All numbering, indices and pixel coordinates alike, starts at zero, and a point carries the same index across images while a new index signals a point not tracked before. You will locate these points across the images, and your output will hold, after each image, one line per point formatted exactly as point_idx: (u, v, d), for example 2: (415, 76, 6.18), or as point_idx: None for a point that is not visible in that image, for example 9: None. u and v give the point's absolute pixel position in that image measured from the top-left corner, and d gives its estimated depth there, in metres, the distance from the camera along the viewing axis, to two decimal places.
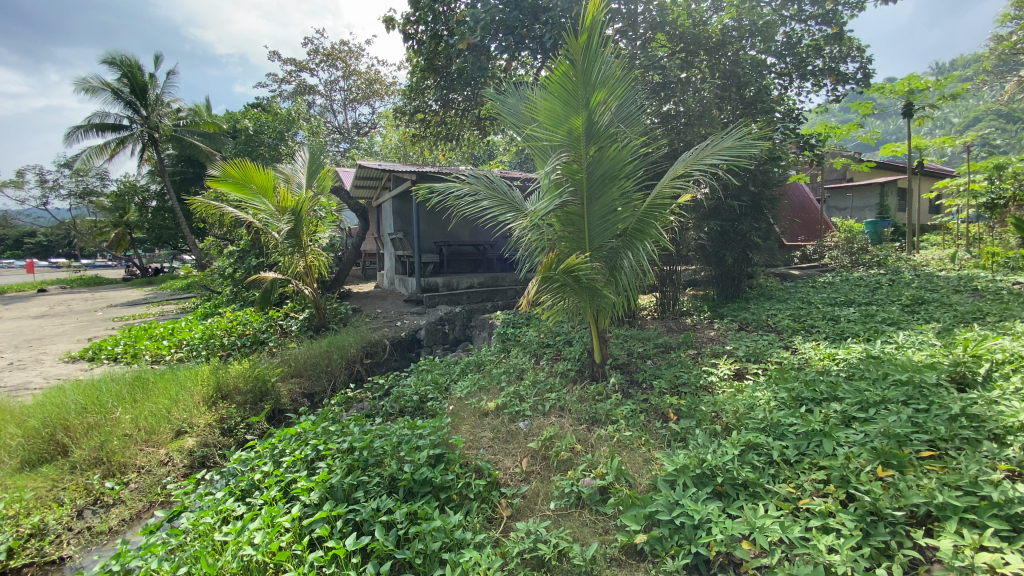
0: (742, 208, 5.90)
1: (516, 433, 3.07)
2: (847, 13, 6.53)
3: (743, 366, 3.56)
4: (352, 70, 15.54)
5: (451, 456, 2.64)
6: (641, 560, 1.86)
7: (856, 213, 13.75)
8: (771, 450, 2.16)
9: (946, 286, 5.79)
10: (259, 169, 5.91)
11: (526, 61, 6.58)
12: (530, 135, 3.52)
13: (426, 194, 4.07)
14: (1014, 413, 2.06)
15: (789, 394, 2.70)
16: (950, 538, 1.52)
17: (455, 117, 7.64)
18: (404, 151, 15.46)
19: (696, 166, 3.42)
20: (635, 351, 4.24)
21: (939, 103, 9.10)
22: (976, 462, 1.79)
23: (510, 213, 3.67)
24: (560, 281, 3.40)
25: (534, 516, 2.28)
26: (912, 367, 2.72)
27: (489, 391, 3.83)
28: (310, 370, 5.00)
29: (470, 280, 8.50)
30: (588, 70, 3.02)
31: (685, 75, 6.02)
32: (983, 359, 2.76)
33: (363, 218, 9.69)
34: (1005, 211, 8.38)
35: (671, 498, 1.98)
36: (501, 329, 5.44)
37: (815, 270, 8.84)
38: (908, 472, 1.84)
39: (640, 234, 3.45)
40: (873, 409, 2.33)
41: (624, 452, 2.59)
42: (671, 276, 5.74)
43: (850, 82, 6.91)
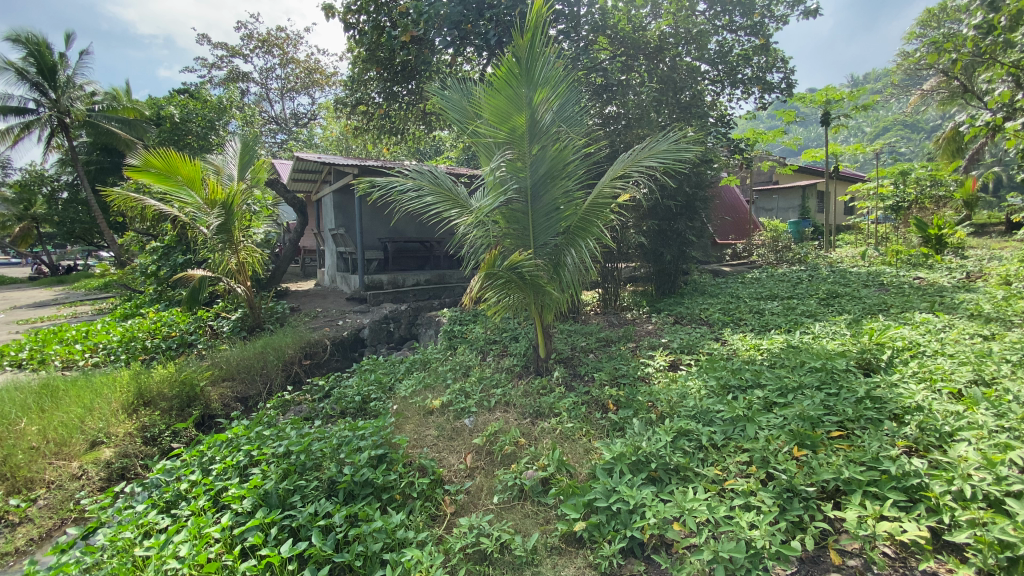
0: (678, 208, 6.17)
1: (461, 430, 3.06)
2: (772, 26, 6.95)
3: (677, 358, 3.73)
4: (289, 58, 14.78)
5: (394, 456, 2.59)
6: (579, 547, 1.92)
7: (780, 213, 14.77)
8: (700, 436, 2.28)
9: (857, 281, 6.36)
10: (185, 160, 5.53)
11: (471, 57, 6.52)
12: (474, 131, 3.50)
13: (367, 187, 3.95)
14: (910, 395, 2.30)
15: (718, 382, 2.87)
16: (856, 510, 1.65)
17: (399, 111, 7.48)
18: (346, 144, 14.99)
19: (634, 167, 3.53)
20: (578, 345, 4.35)
21: (853, 113, 9.89)
22: (878, 440, 1.97)
23: (455, 209, 3.63)
24: (504, 278, 3.41)
25: (477, 511, 2.29)
26: (825, 355, 2.96)
27: (434, 389, 3.79)
28: (243, 373, 4.75)
29: (416, 278, 8.37)
30: (530, 68, 3.05)
31: (625, 77, 6.23)
32: (886, 347, 3.05)
33: (302, 213, 9.29)
34: (908, 213, 9.43)
35: (608, 486, 2.04)
36: (446, 326, 5.39)
37: (744, 266, 9.41)
38: (820, 451, 2.00)
39: (582, 232, 3.51)
40: (791, 394, 2.52)
41: (565, 443, 2.64)
42: (613, 272, 6.06)
43: (775, 90, 7.35)
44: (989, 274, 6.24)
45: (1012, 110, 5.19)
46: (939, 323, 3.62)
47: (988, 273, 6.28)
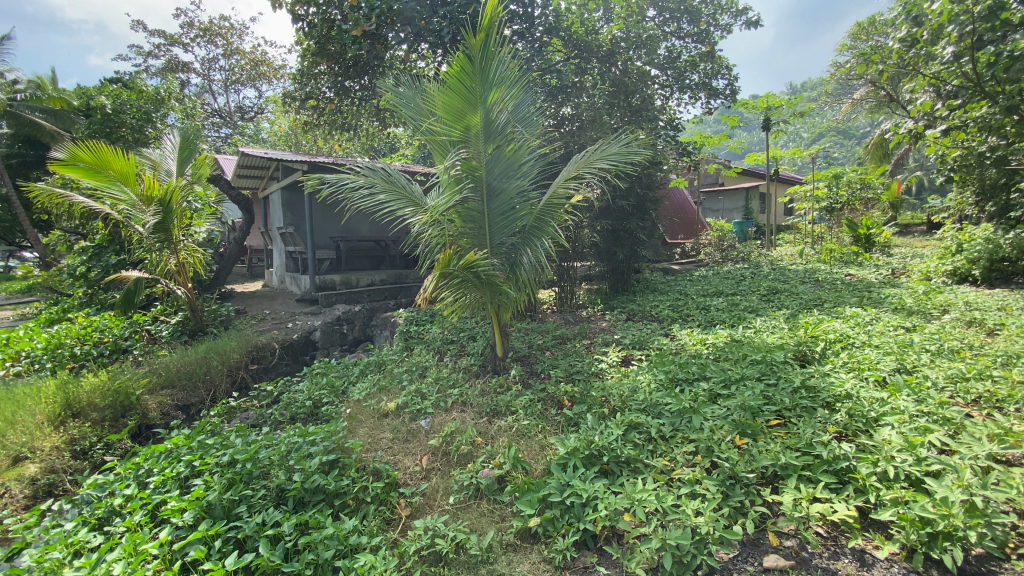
0: (630, 208, 6.33)
1: (417, 432, 3.02)
2: (717, 34, 7.25)
3: (629, 353, 3.84)
4: (233, 48, 14.09)
5: (346, 460, 2.53)
6: (534, 542, 1.94)
7: (725, 214, 15.49)
8: (650, 428, 2.35)
9: (795, 278, 6.74)
10: (118, 154, 5.17)
11: (426, 54, 6.44)
12: (428, 129, 3.46)
13: (317, 184, 3.83)
14: (840, 383, 2.47)
15: (667, 376, 2.98)
16: (791, 493, 1.75)
17: (351, 107, 7.31)
18: (296, 140, 14.47)
19: (587, 169, 3.60)
20: (535, 343, 4.39)
21: (791, 119, 10.45)
22: (811, 427, 2.09)
23: (410, 208, 3.56)
24: (460, 278, 3.39)
25: (432, 512, 2.27)
26: (765, 348, 3.13)
27: (389, 391, 3.72)
28: (185, 380, 4.51)
29: (370, 278, 8.19)
30: (484, 67, 3.05)
31: (578, 80, 6.41)
32: (819, 339, 3.25)
33: (247, 211, 8.90)
34: (840, 214, 10.06)
35: (562, 480, 2.08)
36: (402, 327, 5.29)
37: (692, 264, 9.78)
38: (760, 439, 2.11)
39: (538, 231, 3.54)
40: (734, 385, 2.65)
41: (521, 441, 2.66)
42: (568, 271, 6.19)
43: (720, 96, 7.66)
44: (911, 270, 6.77)
45: (931, 120, 5.65)
46: (866, 316, 3.89)
47: (910, 270, 6.80)
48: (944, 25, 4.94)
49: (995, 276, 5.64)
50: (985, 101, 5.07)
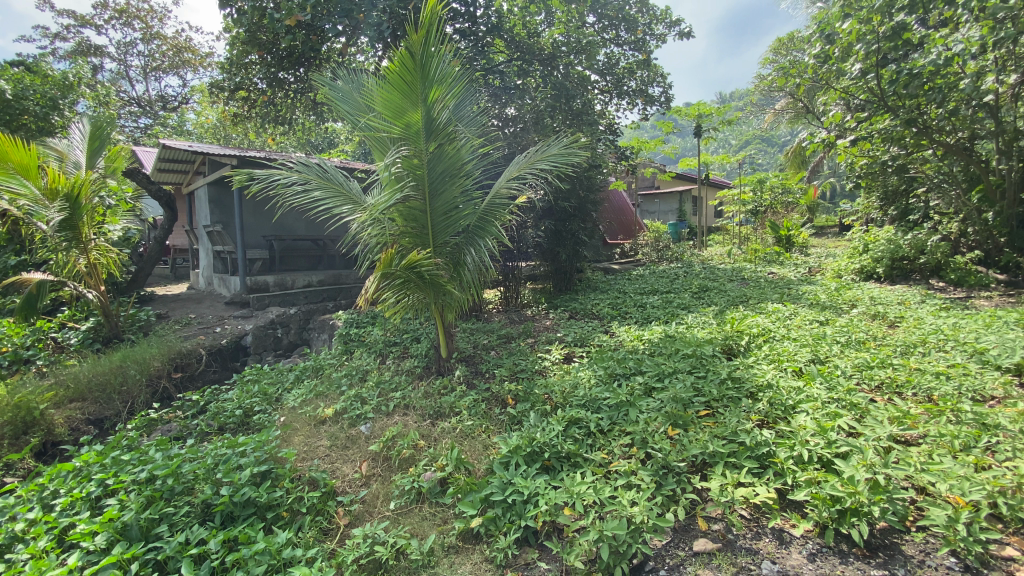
0: (571, 209, 6.48)
1: (356, 438, 2.92)
2: (653, 43, 7.53)
3: (571, 351, 3.92)
4: (153, 32, 13.02)
5: (280, 471, 2.41)
6: (476, 543, 1.93)
7: (661, 217, 16.39)
8: (589, 423, 2.41)
9: (724, 276, 7.17)
10: (17, 143, 4.57)
11: (365, 48, 6.26)
12: (367, 125, 3.36)
13: (245, 179, 3.62)
14: (761, 374, 2.65)
15: (606, 371, 3.07)
16: (718, 479, 1.85)
17: (284, 99, 6.99)
18: (225, 132, 13.62)
19: (528, 169, 3.65)
20: (480, 343, 4.37)
21: (720, 127, 11.06)
22: (736, 416, 2.23)
23: (347, 206, 3.44)
24: (401, 278, 3.32)
25: (373, 519, 2.21)
26: (696, 343, 3.30)
27: (327, 397, 3.58)
28: (97, 392, 4.14)
29: (308, 278, 7.86)
30: (425, 64, 3.00)
31: (521, 82, 6.47)
32: (744, 333, 3.46)
33: (169, 208, 8.28)
34: (764, 216, 10.80)
35: (505, 479, 2.09)
36: (341, 330, 5.07)
37: (631, 263, 10.13)
38: (690, 429, 2.21)
39: (481, 231, 3.54)
40: (667, 378, 2.78)
41: (464, 442, 2.64)
42: (513, 271, 6.24)
43: (656, 102, 7.96)
44: (826, 268, 7.35)
45: (841, 130, 6.16)
46: (786, 311, 4.19)
47: (825, 268, 7.38)
48: (853, 43, 5.39)
49: (896, 272, 6.26)
50: (887, 114, 5.59)
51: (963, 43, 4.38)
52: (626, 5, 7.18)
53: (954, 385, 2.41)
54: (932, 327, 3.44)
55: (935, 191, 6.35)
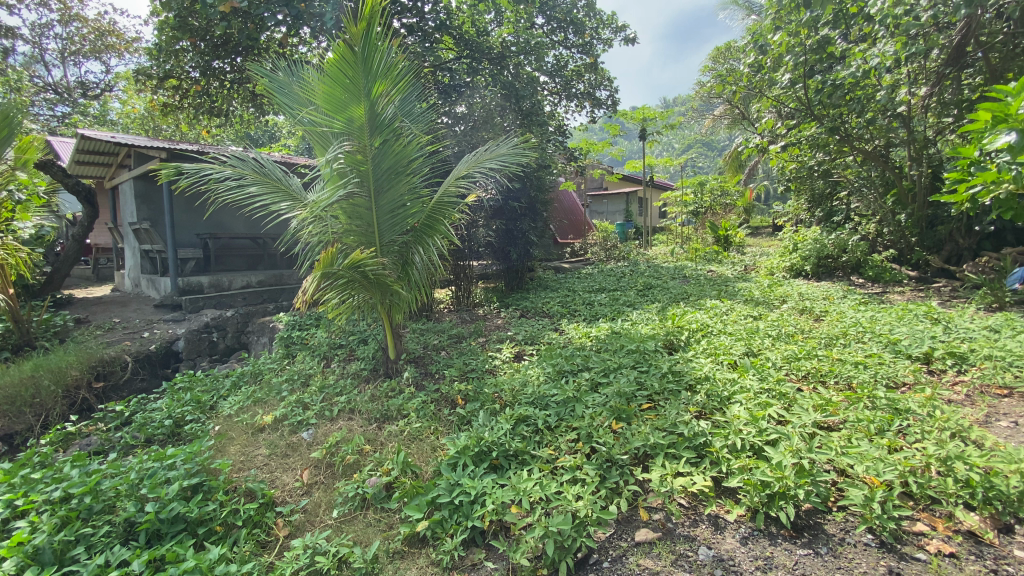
0: (522, 209, 6.56)
1: (297, 445, 2.80)
2: (600, 47, 7.68)
3: (521, 349, 3.94)
4: (72, 14, 11.94)
5: (212, 483, 2.27)
6: (422, 547, 1.89)
7: (609, 217, 16.86)
8: (537, 420, 2.43)
9: (667, 274, 7.43)
10: None
11: (308, 40, 6.02)
12: (307, 119, 3.23)
13: (173, 173, 3.38)
14: (699, 367, 2.77)
15: (554, 368, 3.10)
16: (658, 470, 1.91)
17: (220, 90, 6.62)
18: (154, 123, 12.70)
19: (476, 168, 3.62)
20: (430, 343, 4.30)
21: (664, 130, 11.49)
22: (676, 409, 2.31)
23: (287, 203, 3.29)
24: (345, 278, 3.20)
25: (314, 529, 2.12)
26: (640, 338, 3.40)
27: (266, 403, 3.41)
28: (6, 406, 3.78)
29: (246, 279, 7.48)
30: (368, 58, 2.92)
31: (471, 80, 6.48)
32: (684, 328, 3.60)
33: (89, 203, 7.64)
34: (704, 217, 11.36)
35: (452, 480, 2.06)
36: (282, 332, 4.84)
37: (581, 262, 10.30)
38: (633, 422, 2.28)
39: (429, 230, 3.48)
40: (612, 373, 2.85)
41: (412, 444, 2.58)
42: (464, 270, 6.16)
43: (602, 105, 8.12)
44: (760, 266, 7.77)
45: (773, 136, 6.55)
46: (723, 306, 4.41)
47: (760, 266, 7.80)
48: (783, 54, 5.72)
49: (821, 270, 6.72)
50: (813, 122, 5.96)
51: (879, 57, 4.76)
52: (574, 9, 7.28)
53: (871, 373, 2.61)
54: (852, 320, 3.71)
55: (856, 195, 6.93)
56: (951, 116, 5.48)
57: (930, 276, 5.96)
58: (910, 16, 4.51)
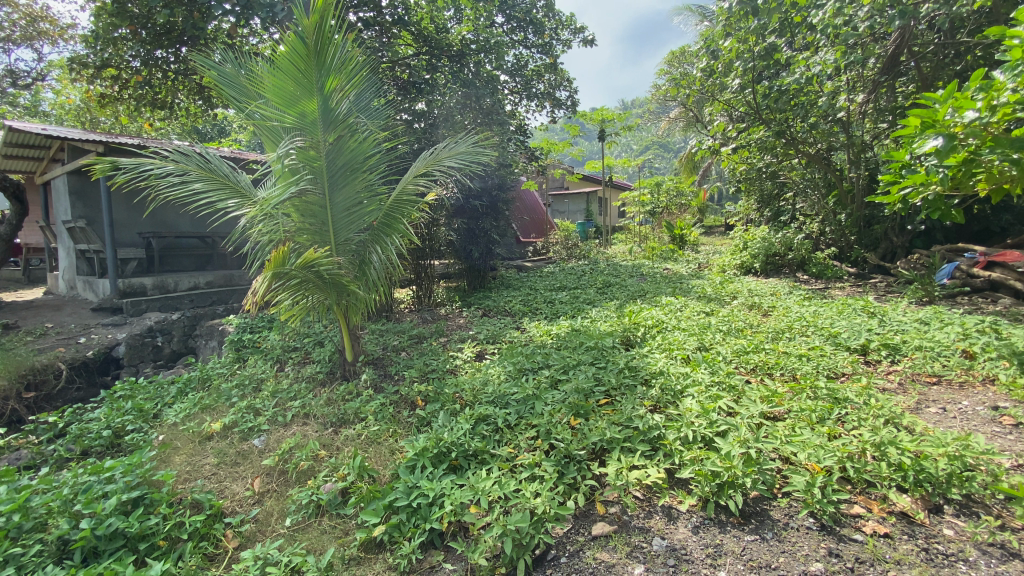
0: (483, 208, 6.57)
1: (249, 453, 2.69)
2: (559, 48, 7.74)
3: (482, 348, 3.92)
4: None
5: (155, 496, 2.15)
6: (379, 552, 1.86)
7: (570, 216, 17.07)
8: (497, 419, 2.43)
9: (625, 272, 7.58)
10: None
11: (258, 31, 5.78)
12: (256, 113, 3.10)
13: (109, 167, 3.17)
14: (655, 362, 2.84)
15: (515, 366, 3.11)
16: (615, 464, 1.94)
17: (163, 81, 6.27)
18: (92, 115, 11.91)
19: (435, 166, 3.56)
20: (389, 344, 4.22)
21: (622, 132, 11.71)
22: (632, 403, 2.36)
23: (236, 200, 3.15)
24: (298, 278, 3.08)
25: (265, 539, 2.04)
26: (599, 335, 3.46)
27: (215, 410, 3.26)
28: None
29: (193, 280, 7.13)
30: (321, 51, 2.84)
31: (430, 76, 6.44)
32: (640, 325, 3.69)
33: (17, 200, 7.10)
34: (661, 216, 11.67)
35: (409, 483, 2.03)
36: (232, 335, 4.64)
37: (542, 261, 10.36)
38: (590, 418, 2.31)
39: (387, 228, 3.41)
40: (571, 370, 2.89)
41: (369, 448, 2.53)
42: (426, 269, 6.07)
43: (562, 105, 8.18)
44: (713, 264, 8.04)
45: (725, 139, 6.79)
46: (678, 303, 4.54)
47: (713, 264, 8.07)
48: (733, 60, 5.93)
49: (770, 267, 7.02)
50: (761, 126, 6.21)
51: (821, 65, 5.01)
52: (533, 9, 7.30)
53: (813, 365, 2.75)
54: (797, 314, 3.90)
55: (801, 195, 7.27)
56: (886, 121, 5.83)
57: (868, 272, 6.33)
58: (849, 27, 4.75)
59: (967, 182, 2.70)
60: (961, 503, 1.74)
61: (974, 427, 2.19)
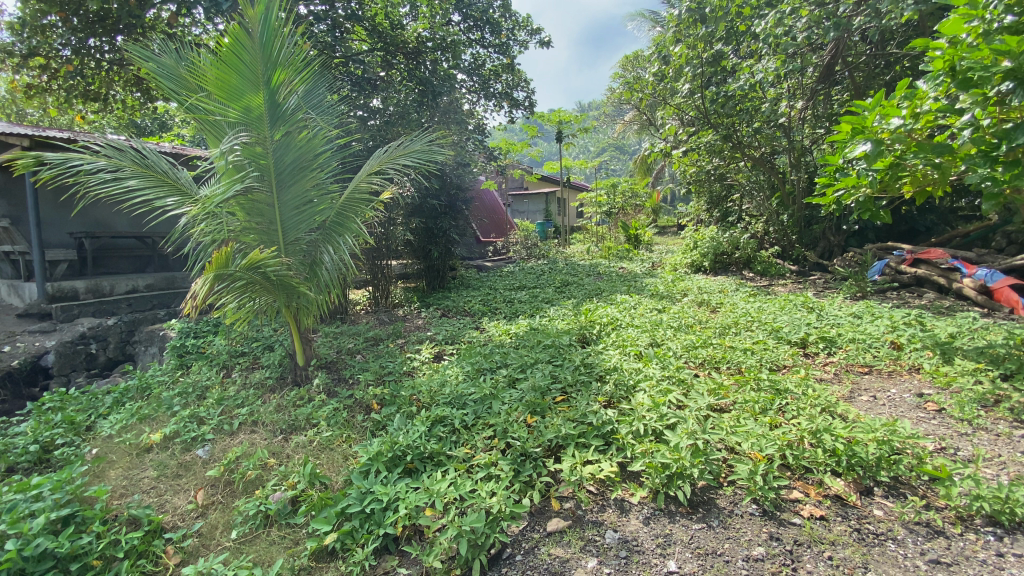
0: (441, 207, 6.52)
1: (191, 464, 2.56)
2: (516, 49, 7.77)
3: (441, 349, 3.89)
4: None
5: (88, 513, 2.01)
6: (332, 560, 1.80)
7: (529, 216, 17.18)
8: (454, 420, 2.41)
9: (583, 271, 7.71)
10: None
11: (201, 21, 5.50)
12: (197, 106, 2.95)
13: (31, 162, 2.93)
14: (609, 359, 2.90)
15: (473, 367, 3.10)
16: (569, 460, 1.97)
17: (96, 71, 5.87)
18: (15, 106, 11.00)
19: (390, 165, 3.49)
20: (344, 347, 4.12)
21: (579, 133, 11.89)
22: (587, 400, 2.40)
23: (176, 198, 2.99)
24: (244, 279, 2.94)
25: (209, 553, 1.95)
26: (556, 334, 3.50)
27: (154, 421, 3.08)
28: None
29: (131, 283, 6.71)
30: (267, 44, 2.74)
31: (385, 74, 6.34)
32: (596, 323, 3.76)
33: None
34: (617, 217, 11.92)
35: (363, 488, 1.99)
36: (173, 341, 4.39)
37: (502, 261, 10.38)
38: (546, 415, 2.34)
39: (339, 228, 3.31)
40: (528, 369, 2.92)
41: (322, 454, 2.46)
42: (383, 270, 5.96)
43: (520, 105, 8.22)
44: (667, 263, 8.28)
45: (677, 142, 7.01)
46: (632, 301, 4.65)
47: (667, 262, 8.31)
48: (683, 65, 6.13)
49: (718, 266, 7.30)
50: (710, 130, 6.44)
51: (764, 73, 5.25)
52: (490, 8, 7.28)
53: (757, 358, 2.89)
54: (743, 310, 4.07)
55: (747, 197, 7.60)
56: (823, 127, 6.18)
57: (808, 269, 6.70)
58: (789, 36, 5.01)
59: (894, 184, 2.88)
60: (889, 484, 1.86)
61: (902, 413, 2.36)
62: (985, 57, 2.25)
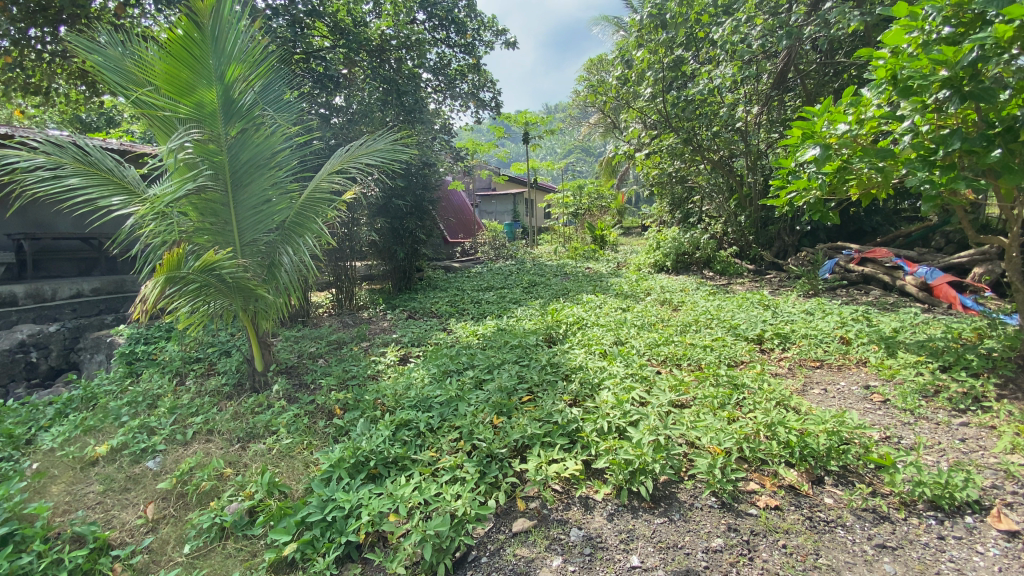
0: (407, 207, 6.44)
1: (141, 477, 2.43)
2: (481, 49, 7.75)
3: (406, 351, 3.84)
4: None
5: (27, 532, 1.88)
6: (292, 571, 1.75)
7: (497, 217, 17.19)
8: (419, 423, 2.38)
9: (550, 272, 7.76)
10: None
11: (152, 13, 5.25)
12: (144, 100, 2.81)
13: None
14: (575, 358, 2.92)
15: (439, 369, 3.07)
16: (534, 460, 1.98)
17: (35, 63, 5.51)
18: None
19: (352, 164, 3.41)
20: (305, 351, 4.01)
21: (545, 135, 11.97)
22: (552, 399, 2.42)
23: (121, 198, 2.84)
24: (197, 282, 2.82)
25: (160, 570, 1.85)
26: (522, 334, 3.51)
27: (100, 432, 2.91)
28: None
29: (75, 287, 6.34)
30: (218, 37, 2.66)
31: (347, 71, 6.21)
32: (563, 322, 3.79)
33: None
34: (584, 217, 12.07)
35: (324, 496, 1.94)
36: (121, 348, 4.17)
37: (470, 261, 10.35)
38: (512, 416, 2.34)
39: (299, 228, 3.21)
40: (495, 369, 2.91)
41: (281, 462, 2.38)
42: (347, 271, 5.84)
43: (486, 106, 8.20)
44: (631, 263, 8.44)
45: (640, 144, 7.16)
46: (597, 300, 4.72)
47: (632, 262, 8.47)
48: (645, 69, 6.26)
49: (680, 265, 7.49)
50: (671, 133, 6.60)
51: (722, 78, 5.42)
52: (455, 8, 7.23)
53: (716, 354, 2.97)
54: (703, 308, 4.19)
55: (707, 199, 7.82)
56: (778, 132, 6.43)
57: (765, 268, 6.95)
58: (745, 44, 5.19)
59: (841, 186, 3.02)
60: (838, 473, 1.95)
61: (850, 404, 2.48)
62: (925, 66, 2.36)
